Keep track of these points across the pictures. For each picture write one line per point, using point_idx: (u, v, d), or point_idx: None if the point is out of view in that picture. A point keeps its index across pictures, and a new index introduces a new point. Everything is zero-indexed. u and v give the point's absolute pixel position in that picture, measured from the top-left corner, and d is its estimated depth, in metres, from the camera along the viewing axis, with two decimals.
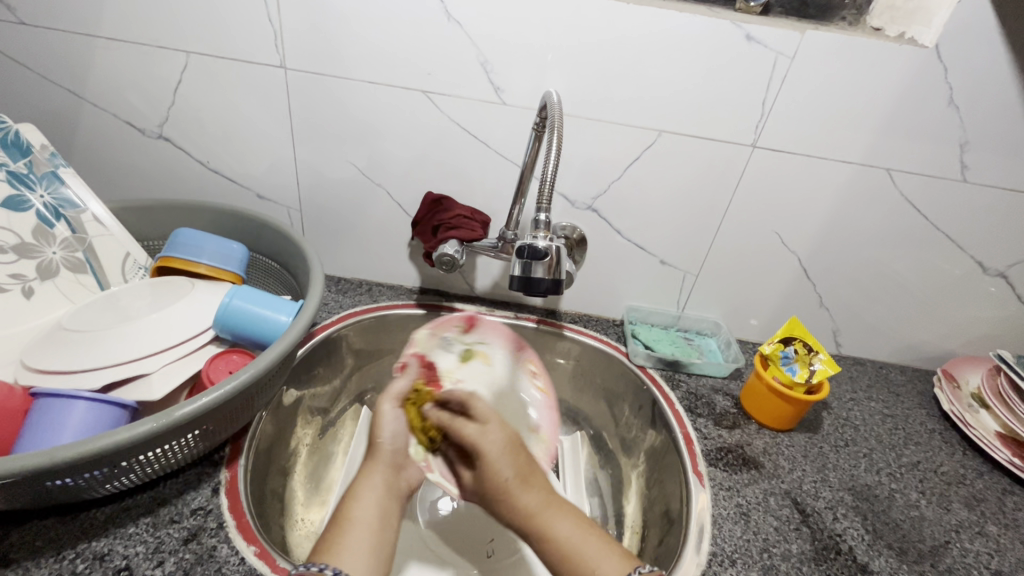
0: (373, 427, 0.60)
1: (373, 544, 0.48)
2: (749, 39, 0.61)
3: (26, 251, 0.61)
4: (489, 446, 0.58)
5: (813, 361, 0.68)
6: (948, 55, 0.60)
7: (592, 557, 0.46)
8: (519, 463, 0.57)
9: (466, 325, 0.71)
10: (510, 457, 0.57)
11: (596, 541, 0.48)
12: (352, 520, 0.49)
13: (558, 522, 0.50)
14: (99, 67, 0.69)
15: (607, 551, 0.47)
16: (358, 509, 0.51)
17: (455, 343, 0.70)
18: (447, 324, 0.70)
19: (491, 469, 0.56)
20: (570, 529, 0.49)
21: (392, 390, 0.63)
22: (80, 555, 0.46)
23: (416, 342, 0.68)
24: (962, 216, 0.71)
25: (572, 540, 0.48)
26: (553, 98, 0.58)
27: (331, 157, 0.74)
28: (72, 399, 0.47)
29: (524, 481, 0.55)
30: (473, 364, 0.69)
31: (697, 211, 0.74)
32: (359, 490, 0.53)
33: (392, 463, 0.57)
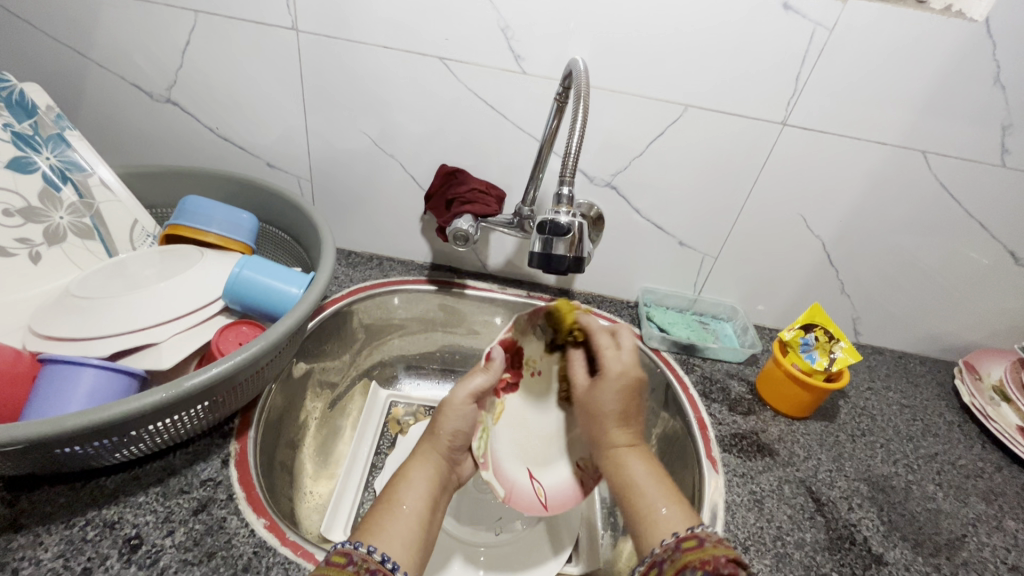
0: (439, 415, 0.55)
1: (423, 535, 0.45)
2: (786, 8, 0.57)
3: (32, 215, 0.60)
4: (610, 368, 0.57)
5: (834, 349, 0.67)
6: (998, 29, 0.57)
7: (653, 501, 0.48)
8: (629, 402, 0.56)
9: (564, 317, 0.63)
10: (623, 398, 0.56)
11: (660, 486, 0.50)
12: (400, 509, 0.46)
13: (635, 464, 0.52)
14: (105, 25, 0.67)
15: (676, 500, 0.48)
16: (408, 499, 0.48)
17: (550, 334, 0.64)
18: (541, 315, 0.63)
19: (598, 391, 0.58)
20: (643, 471, 0.51)
21: (473, 388, 0.56)
22: (90, 522, 0.46)
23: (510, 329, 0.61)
24: (998, 203, 0.68)
25: (644, 482, 0.50)
26: (579, 65, 0.55)
27: (342, 127, 0.72)
28: (80, 366, 0.46)
29: (624, 419, 0.55)
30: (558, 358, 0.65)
31: (720, 191, 0.71)
32: (410, 473, 0.51)
33: (449, 454, 0.54)
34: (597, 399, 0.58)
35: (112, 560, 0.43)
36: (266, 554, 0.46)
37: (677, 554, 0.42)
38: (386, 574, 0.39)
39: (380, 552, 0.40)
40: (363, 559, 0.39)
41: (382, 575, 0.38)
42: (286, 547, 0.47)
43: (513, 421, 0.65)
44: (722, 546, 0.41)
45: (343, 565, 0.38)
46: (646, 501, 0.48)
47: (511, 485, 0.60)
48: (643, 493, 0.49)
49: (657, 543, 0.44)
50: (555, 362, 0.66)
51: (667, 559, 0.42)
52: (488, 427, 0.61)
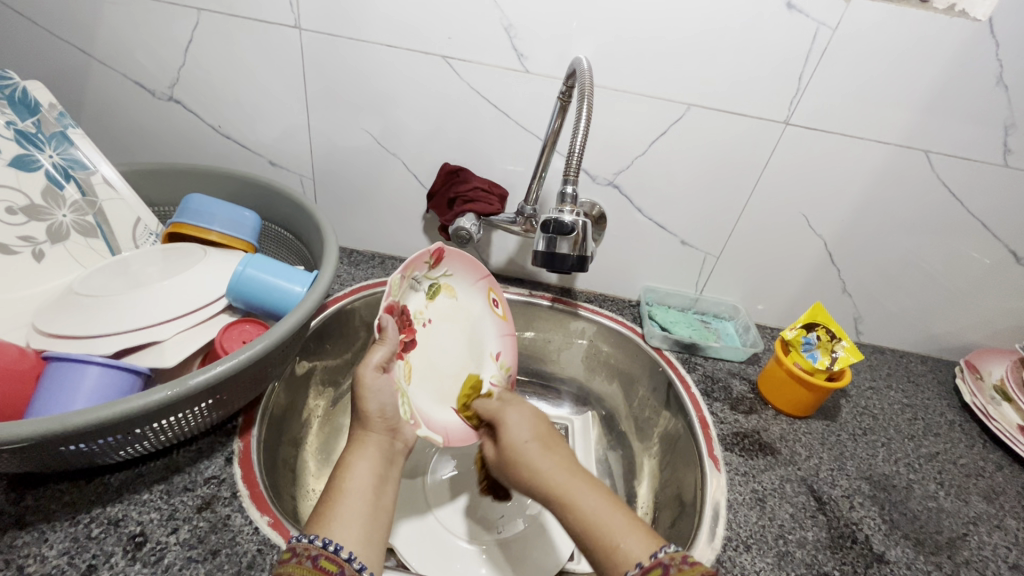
0: (358, 397, 0.51)
1: (368, 516, 0.44)
2: (790, 8, 0.57)
3: (35, 213, 0.60)
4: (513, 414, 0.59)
5: (835, 348, 0.67)
6: (1002, 29, 0.57)
7: (615, 532, 0.43)
8: (539, 427, 0.57)
9: (435, 260, 0.63)
10: (534, 424, 0.58)
11: (613, 510, 0.45)
12: (345, 491, 0.46)
13: (581, 496, 0.47)
14: (107, 23, 0.67)
15: (633, 527, 0.44)
16: (352, 477, 0.47)
17: (423, 280, 0.63)
18: (418, 263, 0.60)
19: (508, 435, 0.57)
20: (591, 500, 0.46)
21: (376, 364, 0.52)
22: (95, 519, 0.46)
23: (392, 291, 0.56)
24: (1000, 202, 0.68)
25: (596, 513, 0.45)
26: (583, 64, 0.55)
27: (345, 125, 0.72)
28: (84, 364, 0.46)
29: (545, 447, 0.54)
30: (439, 301, 0.66)
31: (722, 189, 0.71)
32: (349, 457, 0.49)
33: (385, 429, 0.52)
34: (509, 441, 0.56)
35: (116, 557, 0.43)
36: (270, 551, 0.46)
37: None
38: (328, 558, 0.39)
39: (324, 538, 0.41)
40: (304, 549, 0.40)
41: (323, 559, 0.39)
42: (290, 544, 0.47)
43: (427, 375, 0.63)
44: (686, 565, 0.39)
45: (287, 560, 0.39)
46: (606, 534, 0.44)
47: (445, 430, 0.61)
48: (599, 525, 0.44)
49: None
50: (441, 302, 0.66)
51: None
52: (404, 389, 0.58)
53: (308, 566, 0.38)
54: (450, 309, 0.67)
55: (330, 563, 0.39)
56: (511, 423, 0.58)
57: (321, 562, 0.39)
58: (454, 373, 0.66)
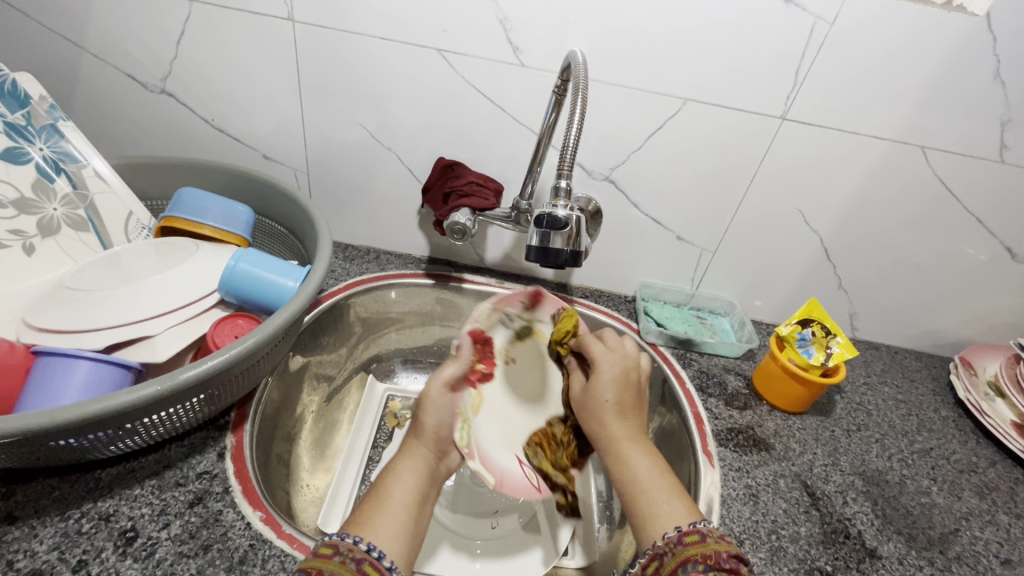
0: (421, 409, 0.53)
1: (410, 526, 0.44)
2: (787, 1, 0.57)
3: (26, 206, 0.59)
4: (605, 366, 0.54)
5: (830, 344, 0.67)
6: (999, 23, 0.56)
7: (659, 499, 0.45)
8: (627, 389, 0.53)
9: (528, 302, 0.69)
10: (620, 390, 0.53)
11: (663, 481, 0.47)
12: (388, 501, 0.45)
13: (636, 459, 0.48)
14: (98, 14, 0.66)
15: (677, 495, 0.46)
16: (395, 490, 0.46)
17: (516, 318, 0.69)
18: (510, 300, 0.68)
19: (593, 388, 0.54)
20: (644, 465, 0.48)
21: (443, 375, 0.57)
22: (85, 515, 0.45)
23: (477, 317, 0.66)
24: (995, 199, 0.68)
25: (646, 475, 0.47)
26: (578, 58, 0.55)
27: (339, 119, 0.71)
28: (74, 359, 0.46)
29: (620, 413, 0.52)
30: (529, 343, 0.69)
31: (718, 185, 0.71)
32: (398, 466, 0.48)
33: (436, 447, 0.52)
34: (593, 393, 0.54)
35: (107, 553, 0.43)
36: (262, 546, 0.46)
37: (679, 548, 0.41)
38: (372, 564, 0.39)
39: (368, 542, 0.40)
40: (348, 550, 0.39)
41: (367, 565, 0.38)
42: (283, 539, 0.47)
43: (495, 413, 0.64)
44: (723, 540, 0.41)
45: (330, 556, 0.38)
46: (647, 500, 0.46)
47: (501, 472, 0.58)
48: (643, 489, 0.46)
49: (654, 540, 0.43)
50: (531, 345, 0.69)
51: (668, 552, 0.41)
52: (469, 419, 0.59)
53: (351, 568, 0.37)
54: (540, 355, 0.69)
55: (374, 570, 0.38)
56: (596, 380, 0.54)
57: (365, 567, 0.38)
58: (528, 421, 0.65)
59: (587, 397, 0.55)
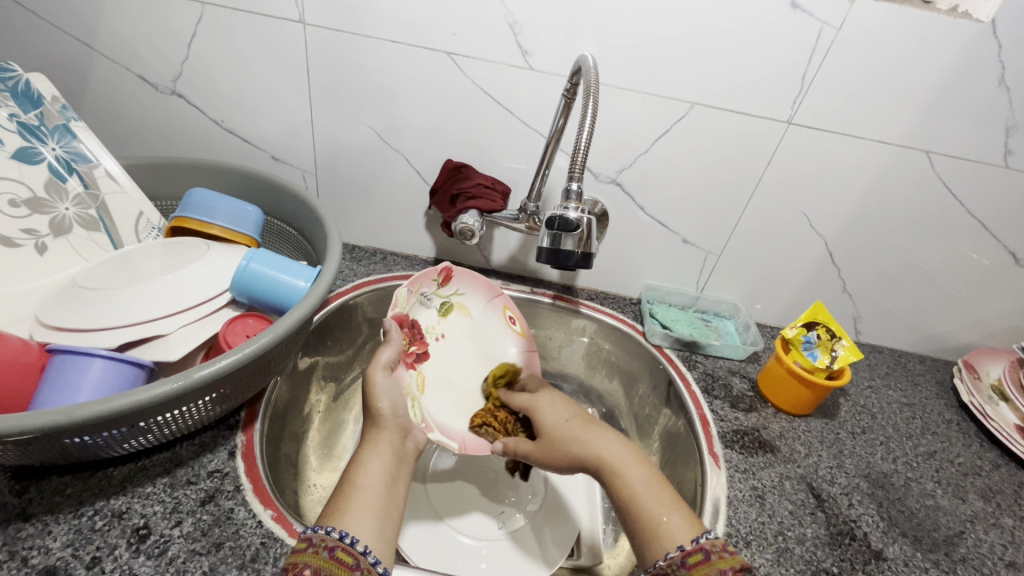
0: (370, 397, 0.55)
1: (383, 508, 0.45)
2: (795, 7, 0.57)
3: (38, 206, 0.60)
4: (545, 400, 0.62)
5: (836, 347, 0.67)
6: (1004, 30, 0.57)
7: (661, 508, 0.46)
8: (576, 412, 0.59)
9: (443, 278, 0.71)
10: (572, 409, 0.60)
11: (659, 489, 0.48)
12: (359, 487, 0.46)
13: (631, 468, 0.50)
14: (110, 16, 0.67)
15: (677, 506, 0.46)
16: (364, 475, 0.47)
17: (433, 297, 0.71)
18: (426, 279, 0.69)
19: (549, 419, 0.59)
20: (642, 476, 0.49)
21: (382, 361, 0.58)
22: (98, 512, 0.46)
23: (400, 301, 0.65)
24: (999, 204, 0.69)
25: (644, 488, 0.48)
26: (588, 61, 0.55)
27: (347, 121, 0.72)
28: (88, 357, 0.46)
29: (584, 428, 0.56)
30: (452, 317, 0.73)
31: (724, 189, 0.72)
32: (365, 456, 0.49)
33: (397, 428, 0.54)
34: (548, 419, 0.59)
35: (120, 550, 0.44)
36: (274, 544, 0.46)
37: (683, 570, 0.41)
38: (345, 550, 0.40)
39: (340, 530, 0.41)
40: (321, 539, 0.40)
41: (340, 551, 0.39)
42: (294, 538, 0.47)
43: (437, 383, 0.69)
44: (727, 555, 0.41)
45: (303, 551, 0.39)
46: (646, 509, 0.46)
47: (462, 436, 0.65)
48: (640, 499, 0.47)
49: (660, 557, 0.42)
50: (455, 319, 0.73)
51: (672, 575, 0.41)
52: (416, 397, 0.64)
53: (324, 556, 0.39)
54: (466, 325, 0.74)
55: (349, 555, 0.40)
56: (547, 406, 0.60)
57: (337, 553, 0.39)
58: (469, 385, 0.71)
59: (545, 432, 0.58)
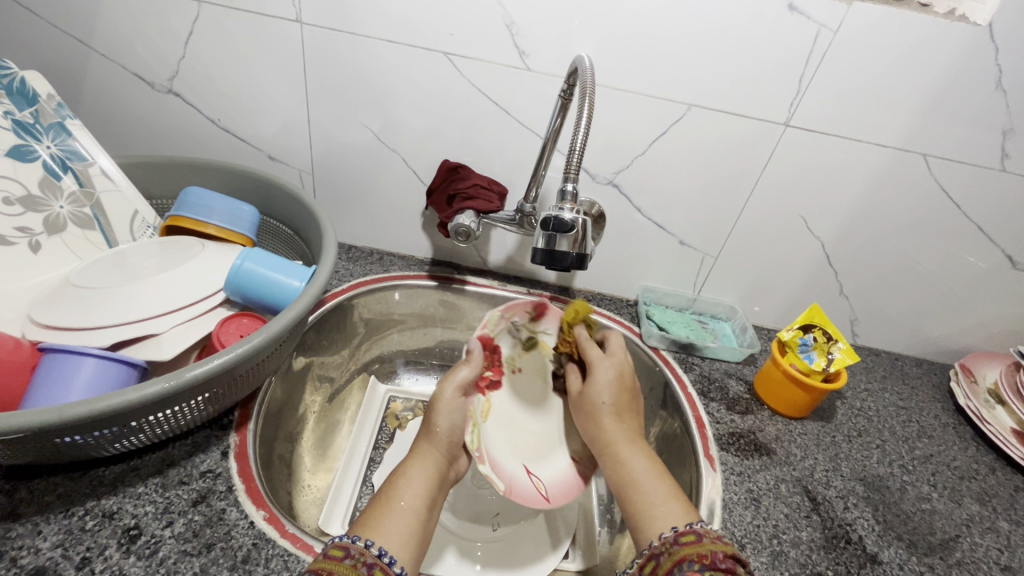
0: (433, 412, 0.55)
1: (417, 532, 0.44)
2: (792, 9, 0.57)
3: (32, 204, 0.59)
4: (602, 373, 0.56)
5: (832, 350, 0.67)
6: (1000, 33, 0.57)
7: (654, 499, 0.48)
8: (622, 394, 0.56)
9: (536, 311, 0.66)
10: (620, 393, 0.56)
11: (657, 481, 0.49)
12: (398, 506, 0.45)
13: (634, 461, 0.51)
14: (107, 14, 0.66)
15: (675, 498, 0.48)
16: (406, 494, 0.47)
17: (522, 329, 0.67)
18: (517, 308, 0.66)
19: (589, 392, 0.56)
20: (642, 465, 0.50)
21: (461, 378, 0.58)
22: (89, 512, 0.45)
23: (488, 323, 0.63)
24: (996, 208, 0.69)
25: (642, 477, 0.49)
26: (585, 62, 0.55)
27: (344, 120, 0.72)
28: (80, 356, 0.46)
29: (617, 416, 0.55)
30: (534, 355, 0.68)
31: (720, 191, 0.71)
32: (409, 469, 0.50)
33: (446, 451, 0.53)
34: (588, 394, 0.57)
35: (110, 550, 0.43)
36: (265, 545, 0.46)
37: (676, 547, 0.42)
38: (381, 568, 0.39)
39: (378, 546, 0.41)
40: (359, 553, 0.39)
41: (376, 569, 0.39)
42: (286, 539, 0.47)
43: (501, 420, 0.64)
44: (720, 541, 0.42)
45: (340, 559, 0.38)
46: (645, 499, 0.48)
47: (510, 479, 0.58)
48: (642, 491, 0.49)
49: (655, 538, 0.44)
50: (536, 356, 0.68)
51: (665, 552, 0.43)
52: (479, 423, 0.59)
53: (362, 572, 0.38)
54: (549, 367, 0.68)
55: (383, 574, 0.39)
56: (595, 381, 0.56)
57: (376, 572, 0.39)
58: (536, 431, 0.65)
59: (584, 396, 0.57)
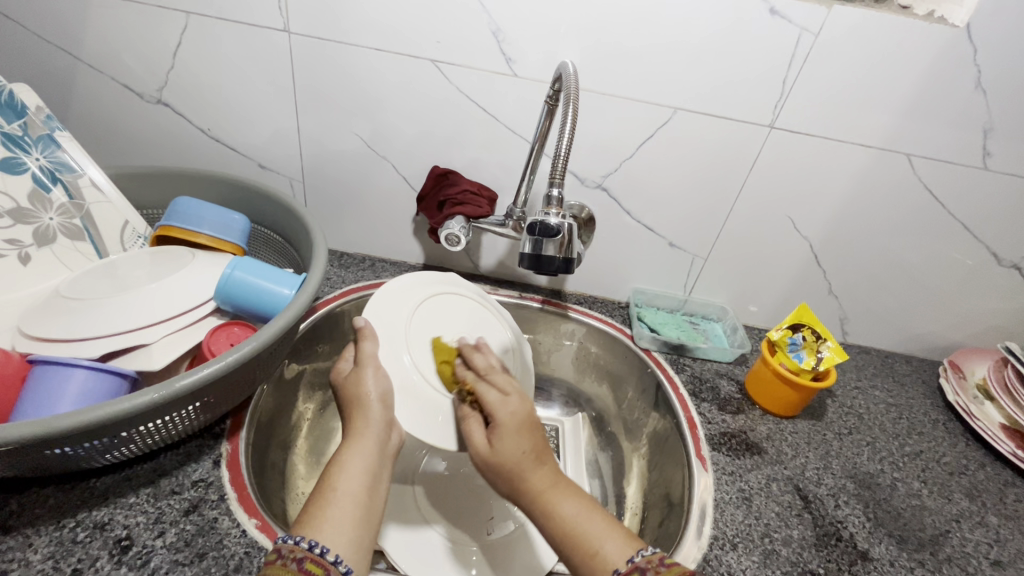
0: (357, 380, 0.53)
1: (360, 519, 0.43)
2: (774, 13, 0.58)
3: (22, 216, 0.59)
4: (507, 417, 0.50)
5: (821, 348, 0.68)
6: (978, 35, 0.58)
7: (594, 536, 0.42)
8: (534, 435, 0.49)
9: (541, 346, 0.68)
10: (523, 431, 0.49)
11: (599, 520, 0.43)
12: (334, 494, 0.44)
13: (565, 502, 0.44)
14: (95, 26, 0.67)
15: (611, 530, 0.42)
16: (342, 481, 0.45)
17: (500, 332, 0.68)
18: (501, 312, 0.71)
19: (501, 436, 0.48)
20: (576, 508, 0.44)
21: (368, 355, 0.55)
22: (80, 523, 0.45)
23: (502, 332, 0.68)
24: (980, 205, 0.69)
25: (578, 520, 0.43)
26: (569, 69, 0.56)
27: (334, 128, 0.72)
28: (71, 367, 0.46)
29: (531, 432, 0.49)
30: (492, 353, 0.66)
31: (708, 192, 0.72)
32: (344, 453, 0.47)
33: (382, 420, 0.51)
34: (501, 448, 0.48)
35: (102, 561, 0.43)
36: (257, 554, 0.46)
37: None
38: (315, 561, 0.37)
39: (311, 541, 0.39)
40: (290, 550, 0.37)
41: (309, 562, 0.37)
42: (278, 547, 0.47)
43: None
44: (663, 568, 0.38)
45: (274, 562, 0.37)
46: (584, 541, 0.42)
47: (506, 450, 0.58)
48: (578, 532, 0.42)
49: None
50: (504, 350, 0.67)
51: None
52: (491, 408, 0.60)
53: (292, 569, 0.36)
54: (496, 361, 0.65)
55: (318, 566, 0.37)
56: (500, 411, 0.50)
57: (307, 565, 0.37)
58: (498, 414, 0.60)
59: (496, 457, 0.48)
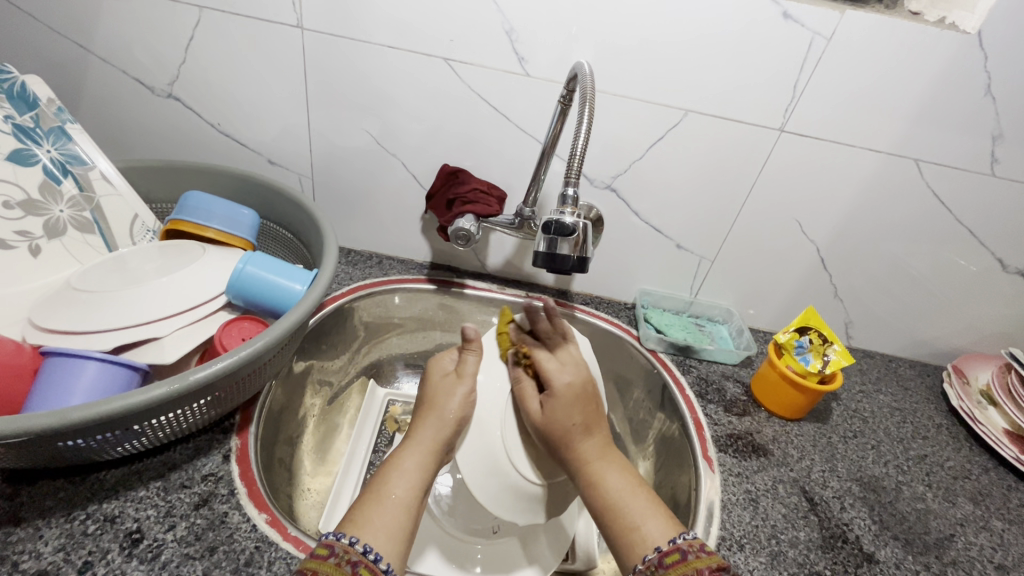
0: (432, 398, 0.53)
1: (403, 530, 0.43)
2: (786, 17, 0.58)
3: (33, 208, 0.59)
4: (563, 389, 0.53)
5: (827, 352, 0.68)
6: (989, 41, 0.58)
7: (637, 515, 0.45)
8: (588, 408, 0.53)
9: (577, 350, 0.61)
10: (579, 404, 0.52)
11: (640, 499, 0.47)
12: (386, 497, 0.44)
13: (611, 476, 0.49)
14: (108, 18, 0.67)
15: (654, 511, 0.46)
16: (396, 486, 0.45)
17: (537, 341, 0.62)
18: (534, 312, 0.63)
19: (556, 407, 0.52)
20: (622, 483, 0.48)
21: (467, 372, 0.55)
22: (90, 516, 0.45)
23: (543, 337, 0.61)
24: (986, 211, 0.70)
25: (622, 494, 0.47)
26: (584, 68, 0.56)
27: (344, 125, 0.72)
28: (83, 359, 0.46)
29: (586, 405, 0.53)
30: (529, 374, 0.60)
31: (717, 195, 0.72)
32: (404, 458, 0.48)
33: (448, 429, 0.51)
34: (554, 417, 0.52)
35: (112, 554, 0.43)
36: (268, 548, 0.46)
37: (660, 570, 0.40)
38: (368, 566, 0.38)
39: (364, 543, 0.40)
40: (344, 551, 0.39)
41: (362, 567, 0.38)
42: (290, 542, 0.47)
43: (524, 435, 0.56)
44: (704, 554, 0.40)
45: (325, 557, 0.38)
46: (625, 518, 0.45)
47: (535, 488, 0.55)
48: (617, 510, 0.46)
49: (640, 561, 0.42)
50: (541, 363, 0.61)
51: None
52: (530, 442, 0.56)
53: (346, 570, 0.37)
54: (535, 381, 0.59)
55: (369, 571, 0.38)
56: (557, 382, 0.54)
57: (360, 569, 0.38)
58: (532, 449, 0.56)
59: (550, 425, 0.52)
